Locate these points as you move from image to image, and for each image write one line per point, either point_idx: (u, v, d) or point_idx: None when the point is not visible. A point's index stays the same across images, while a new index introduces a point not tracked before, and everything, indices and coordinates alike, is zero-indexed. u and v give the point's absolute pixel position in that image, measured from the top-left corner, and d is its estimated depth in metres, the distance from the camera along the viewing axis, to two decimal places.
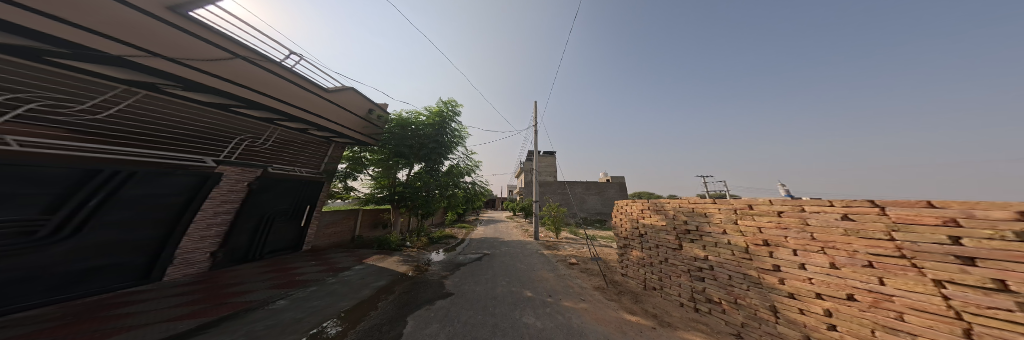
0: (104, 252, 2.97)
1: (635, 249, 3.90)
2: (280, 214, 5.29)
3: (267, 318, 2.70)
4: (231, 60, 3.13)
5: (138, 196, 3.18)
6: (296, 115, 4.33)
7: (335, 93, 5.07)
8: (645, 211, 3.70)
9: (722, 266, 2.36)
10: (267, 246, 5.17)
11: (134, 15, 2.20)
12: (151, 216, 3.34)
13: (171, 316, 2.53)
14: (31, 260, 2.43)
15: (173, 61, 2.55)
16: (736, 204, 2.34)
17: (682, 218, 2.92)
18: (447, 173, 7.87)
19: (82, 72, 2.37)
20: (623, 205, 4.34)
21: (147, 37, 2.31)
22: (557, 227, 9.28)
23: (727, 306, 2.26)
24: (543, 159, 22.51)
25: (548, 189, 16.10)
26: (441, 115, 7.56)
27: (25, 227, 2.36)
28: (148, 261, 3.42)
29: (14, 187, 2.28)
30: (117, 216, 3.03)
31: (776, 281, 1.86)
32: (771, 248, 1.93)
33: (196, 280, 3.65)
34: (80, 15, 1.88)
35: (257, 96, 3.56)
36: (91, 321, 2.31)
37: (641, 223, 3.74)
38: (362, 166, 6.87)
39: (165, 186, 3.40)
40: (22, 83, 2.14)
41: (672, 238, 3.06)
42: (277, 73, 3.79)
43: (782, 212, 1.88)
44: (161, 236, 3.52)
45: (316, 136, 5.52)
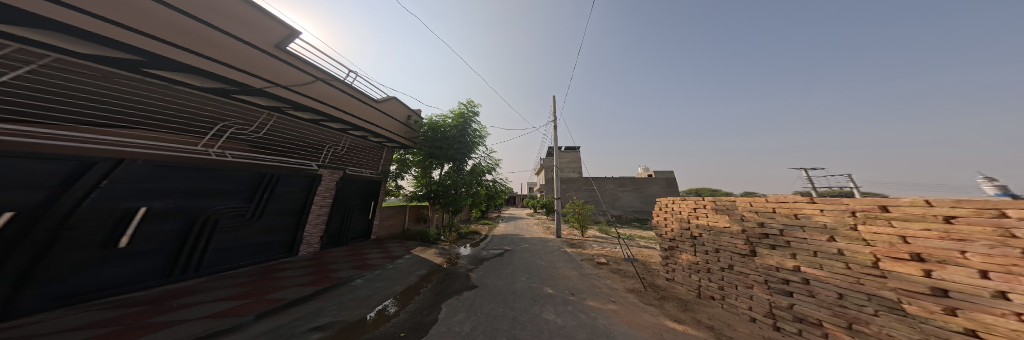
0: (268, 231, 4.31)
1: (684, 252, 3.59)
2: (356, 207, 6.39)
3: (350, 292, 3.37)
4: (316, 83, 3.89)
5: (282, 192, 4.48)
6: (359, 125, 5.16)
7: (383, 104, 5.85)
8: (699, 209, 3.39)
9: (823, 280, 1.88)
10: (351, 233, 6.29)
11: (259, 55, 2.98)
12: (287, 206, 4.62)
13: (302, 282, 3.43)
14: (234, 234, 3.78)
15: (285, 88, 3.38)
16: (853, 205, 1.75)
17: (755, 220, 2.55)
18: (470, 172, 8.39)
19: (244, 102, 3.50)
20: (669, 203, 4.01)
21: (267, 71, 3.12)
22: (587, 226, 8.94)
23: (832, 332, 1.79)
24: (566, 155, 21.86)
25: (572, 186, 15.57)
26: (463, 116, 8.06)
27: (236, 212, 3.77)
28: (293, 240, 4.78)
29: (224, 184, 3.61)
30: (274, 206, 4.37)
31: (939, 314, 1.19)
32: (929, 265, 1.26)
33: (311, 257, 4.79)
34: (228, 57, 2.69)
35: (333, 110, 4.37)
36: (264, 279, 3.33)
37: (693, 224, 3.42)
38: (406, 167, 7.78)
39: (293, 184, 4.66)
40: (215, 113, 3.40)
41: (741, 243, 2.69)
42: (345, 90, 4.55)
43: (951, 218, 1.18)
44: (298, 223, 4.85)
45: (373, 142, 6.50)
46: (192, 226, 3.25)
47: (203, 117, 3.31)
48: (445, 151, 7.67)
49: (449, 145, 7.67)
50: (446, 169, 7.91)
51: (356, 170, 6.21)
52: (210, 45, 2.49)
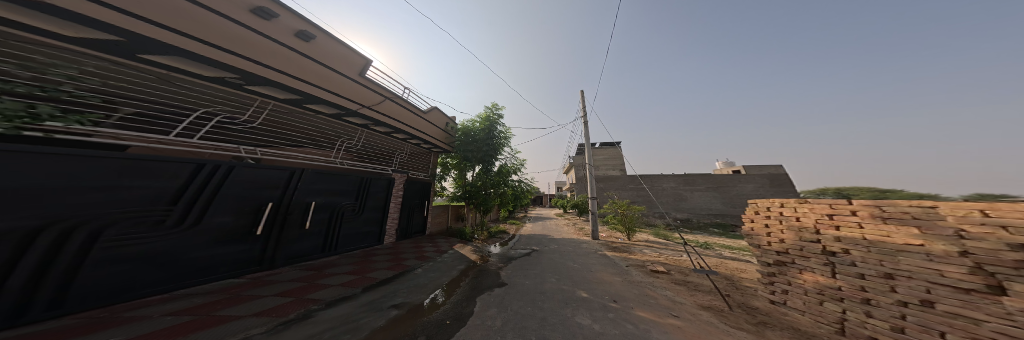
0: (367, 223, 5.46)
1: (809, 272, 2.49)
2: (416, 206, 7.36)
3: (415, 279, 3.97)
4: (386, 103, 4.71)
5: (374, 192, 5.59)
6: (415, 134, 6.00)
7: (429, 114, 6.67)
8: (843, 216, 2.25)
9: None
10: (413, 228, 7.31)
11: (353, 85, 3.80)
12: (378, 203, 5.73)
13: (387, 267, 4.24)
14: (352, 225, 4.99)
15: (369, 108, 4.23)
16: None
17: (979, 232, 1.37)
18: (498, 173, 8.70)
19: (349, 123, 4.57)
20: (778, 206, 2.99)
21: (359, 97, 3.96)
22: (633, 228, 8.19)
23: None
24: (599, 152, 20.50)
25: (607, 185, 14.45)
26: (489, 119, 8.39)
27: (352, 208, 4.94)
28: (381, 231, 5.92)
29: (347, 188, 4.78)
30: (370, 203, 5.49)
31: None
32: None
33: (390, 247, 5.82)
34: (337, 88, 3.54)
35: (397, 123, 5.20)
36: (366, 262, 4.29)
37: (831, 235, 2.30)
38: (447, 170, 8.57)
39: (380, 187, 5.75)
40: (332, 131, 4.57)
41: (953, 269, 1.46)
42: (404, 106, 5.34)
43: None
44: (384, 217, 5.96)
45: (423, 148, 7.40)
46: (332, 216, 4.49)
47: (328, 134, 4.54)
48: (475, 153, 8.09)
49: (478, 147, 8.04)
50: (477, 171, 8.34)
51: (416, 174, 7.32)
52: (325, 81, 3.33)
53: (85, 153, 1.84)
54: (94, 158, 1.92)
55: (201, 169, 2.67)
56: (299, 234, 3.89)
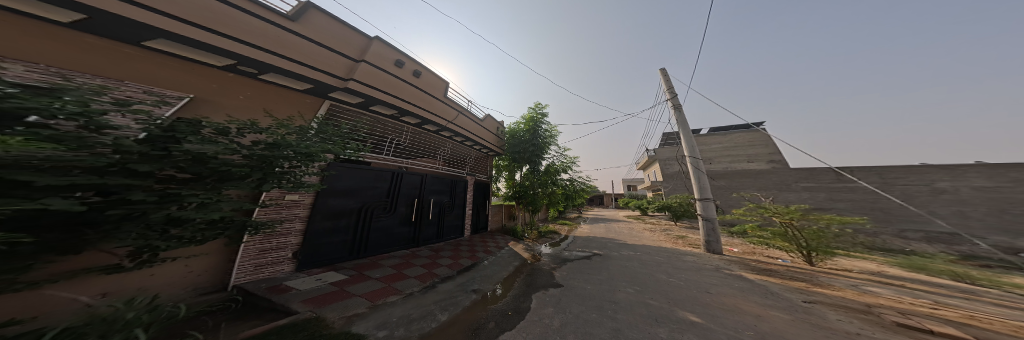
0: (457, 218, 6.94)
1: None
2: (479, 206, 8.34)
3: (486, 268, 4.74)
4: (460, 118, 5.71)
5: (461, 193, 7.05)
6: (478, 140, 6.95)
7: (485, 121, 7.58)
8: None
9: None
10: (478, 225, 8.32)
11: (439, 105, 4.83)
12: (462, 202, 7.17)
13: (470, 257, 5.44)
14: (449, 218, 6.51)
15: (448, 122, 5.29)
16: None
17: None
18: (545, 172, 8.57)
19: (442, 137, 5.89)
20: None
21: (441, 111, 4.97)
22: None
23: None
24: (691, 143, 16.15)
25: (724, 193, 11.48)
26: (534, 119, 8.41)
27: (449, 205, 6.44)
28: (463, 225, 7.32)
29: (447, 189, 6.36)
30: (459, 202, 6.98)
31: None
32: None
33: (468, 239, 7.12)
34: (430, 107, 4.60)
35: (466, 132, 6.18)
36: (458, 252, 5.68)
37: None
38: (497, 172, 9.18)
39: (464, 189, 7.21)
40: (440, 147, 6.07)
41: None
42: (470, 118, 6.30)
43: None
44: (464, 215, 7.27)
45: (484, 153, 8.34)
46: (440, 211, 6.12)
47: (439, 150, 6.10)
48: (521, 153, 8.34)
49: (523, 148, 8.20)
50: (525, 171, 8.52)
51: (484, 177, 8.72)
52: (421, 100, 4.34)
53: (362, 167, 4.02)
54: (365, 170, 4.09)
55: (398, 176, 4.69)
56: (428, 222, 5.61)
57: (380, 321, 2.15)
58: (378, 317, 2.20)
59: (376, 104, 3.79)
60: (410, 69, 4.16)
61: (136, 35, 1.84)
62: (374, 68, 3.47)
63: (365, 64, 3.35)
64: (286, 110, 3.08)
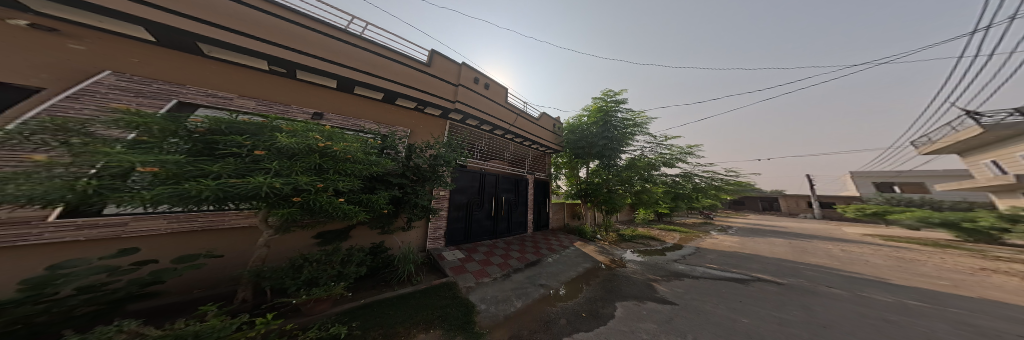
0: (523, 214, 7.90)
1: None
2: (540, 204, 9.05)
3: (552, 265, 5.30)
4: (519, 120, 6.92)
5: (524, 192, 7.95)
6: (537, 139, 7.91)
7: (541, 120, 8.38)
8: None
9: None
10: (540, 222, 8.95)
11: (505, 112, 6.32)
12: (526, 200, 8.04)
13: (538, 253, 6.19)
14: (516, 214, 7.55)
15: (513, 125, 6.66)
16: None
17: None
18: (626, 167, 7.82)
19: (508, 140, 7.18)
20: None
21: (505, 116, 6.33)
22: None
23: None
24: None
25: None
26: (601, 110, 8.03)
27: (514, 201, 7.44)
28: (526, 221, 8.10)
29: (515, 190, 7.45)
30: (524, 200, 7.90)
31: None
32: None
33: (532, 235, 7.97)
34: (500, 114, 6.12)
35: (527, 134, 7.34)
36: (531, 248, 6.56)
37: None
38: (558, 169, 9.41)
39: (526, 187, 8.05)
40: (507, 151, 7.29)
41: None
42: (528, 119, 7.46)
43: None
44: (525, 211, 8.05)
45: (541, 151, 8.97)
46: (511, 207, 7.24)
47: (509, 155, 7.41)
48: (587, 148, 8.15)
49: (589, 141, 7.94)
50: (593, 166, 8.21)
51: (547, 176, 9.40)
52: (495, 110, 5.90)
53: (465, 170, 5.72)
54: (467, 171, 5.79)
55: (483, 177, 6.24)
56: (502, 217, 6.90)
57: (482, 295, 3.53)
58: (479, 294, 3.55)
59: (470, 118, 5.42)
60: (484, 84, 5.72)
61: (394, 98, 4.26)
62: (468, 89, 5.20)
63: (462, 88, 5.09)
64: (439, 126, 5.10)
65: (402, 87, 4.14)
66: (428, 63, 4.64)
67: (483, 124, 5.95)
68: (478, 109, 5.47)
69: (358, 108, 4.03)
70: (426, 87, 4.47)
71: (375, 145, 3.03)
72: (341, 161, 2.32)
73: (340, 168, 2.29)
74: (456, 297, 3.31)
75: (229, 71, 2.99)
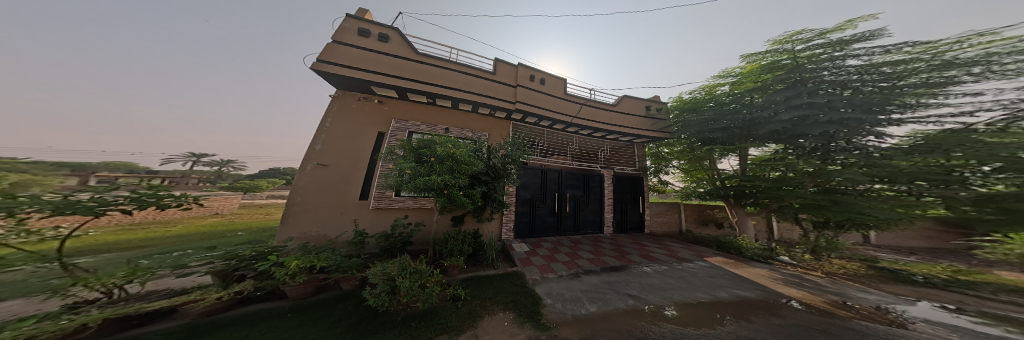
0: (597, 213, 8.36)
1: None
2: (627, 202, 9.00)
3: (652, 279, 4.80)
4: (584, 107, 7.54)
5: (597, 189, 8.34)
6: (615, 128, 7.93)
7: (618, 104, 8.16)
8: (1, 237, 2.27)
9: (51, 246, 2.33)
10: (627, 223, 8.96)
11: (567, 103, 7.35)
12: (597, 197, 8.32)
13: (627, 263, 5.82)
14: (586, 210, 8.16)
15: (579, 116, 7.32)
16: None
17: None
18: (923, 144, 4.48)
19: (579, 134, 8.22)
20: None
21: (564, 107, 7.21)
22: (268, 315, 2.70)
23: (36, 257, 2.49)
24: None
25: None
26: (768, 67, 6.36)
27: (579, 198, 8.01)
28: (600, 218, 8.45)
29: (578, 190, 8.00)
30: (595, 196, 8.27)
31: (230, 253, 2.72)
32: None
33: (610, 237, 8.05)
34: (560, 106, 7.29)
35: (602, 124, 7.68)
36: (622, 257, 6.25)
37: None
38: (664, 160, 8.58)
39: (599, 183, 8.36)
40: (583, 148, 8.38)
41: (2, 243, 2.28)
42: (597, 104, 7.83)
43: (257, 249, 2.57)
44: (600, 208, 8.41)
45: (623, 141, 9.10)
46: (575, 204, 7.95)
47: (584, 152, 8.44)
48: (757, 124, 6.33)
49: (757, 116, 6.11)
50: (775, 150, 6.12)
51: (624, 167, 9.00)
52: (546, 100, 6.97)
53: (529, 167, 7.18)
54: (528, 168, 7.16)
55: (543, 174, 7.42)
56: (566, 214, 7.80)
57: (550, 290, 4.40)
58: (546, 288, 4.47)
59: (530, 114, 6.64)
60: (539, 79, 7.13)
61: (477, 108, 6.46)
62: (529, 90, 6.73)
63: (522, 88, 6.69)
64: (500, 128, 6.95)
65: (480, 97, 6.01)
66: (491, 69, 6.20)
67: (541, 121, 7.31)
68: (537, 107, 6.62)
69: (456, 117, 6.53)
70: (488, 91, 6.10)
71: (472, 150, 5.33)
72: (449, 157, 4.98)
73: (458, 167, 4.91)
74: (524, 289, 4.42)
75: (413, 108, 6.38)
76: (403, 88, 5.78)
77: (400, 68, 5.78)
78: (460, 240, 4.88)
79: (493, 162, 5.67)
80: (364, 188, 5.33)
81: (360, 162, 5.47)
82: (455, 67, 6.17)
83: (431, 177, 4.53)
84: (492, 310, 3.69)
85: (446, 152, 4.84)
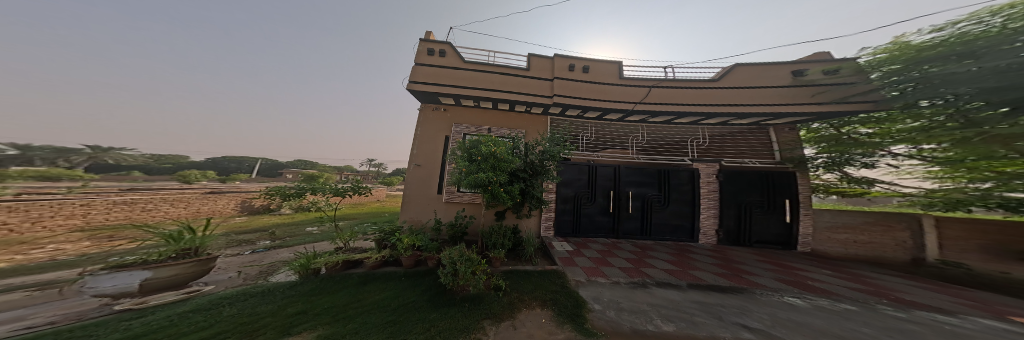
0: (684, 216, 6.20)
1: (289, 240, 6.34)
2: (755, 205, 5.83)
3: (792, 311, 2.86)
4: (657, 89, 5.71)
5: (681, 186, 6.18)
6: (721, 108, 5.45)
7: (724, 77, 5.59)
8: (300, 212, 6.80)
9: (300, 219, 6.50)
10: (753, 234, 5.89)
11: (631, 89, 5.82)
12: (684, 196, 6.15)
13: (743, 286, 3.89)
14: (665, 211, 6.26)
15: (646, 103, 5.70)
16: None
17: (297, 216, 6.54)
18: None
19: (657, 124, 6.62)
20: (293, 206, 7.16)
21: (624, 93, 5.73)
22: (395, 275, 4.85)
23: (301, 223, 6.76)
24: None
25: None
26: None
27: (654, 198, 6.24)
28: (691, 224, 6.19)
29: (648, 189, 6.29)
30: (678, 195, 6.16)
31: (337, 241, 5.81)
32: None
33: (708, 249, 5.74)
34: (617, 92, 5.77)
35: (698, 108, 5.54)
36: (735, 278, 4.24)
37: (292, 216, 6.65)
38: (850, 146, 5.00)
39: (686, 178, 6.18)
40: (660, 141, 6.88)
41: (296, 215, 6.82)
42: (685, 84, 5.70)
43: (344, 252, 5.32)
44: (691, 211, 6.16)
45: (744, 124, 6.28)
46: (646, 204, 6.27)
47: (662, 146, 6.88)
48: None
49: None
50: None
51: (729, 160, 6.16)
52: (598, 90, 5.85)
53: (577, 164, 6.33)
54: (575, 165, 6.33)
55: (594, 169, 6.36)
56: (628, 215, 6.39)
57: (597, 294, 3.88)
58: (592, 292, 3.95)
59: (570, 108, 5.90)
60: (582, 68, 6.05)
61: (515, 107, 6.29)
62: (576, 82, 5.87)
63: (557, 79, 5.85)
64: (540, 124, 6.48)
65: (516, 96, 5.82)
66: (529, 68, 6.00)
67: (589, 112, 6.16)
68: (580, 98, 5.74)
69: (498, 118, 6.60)
70: (524, 89, 5.85)
71: (510, 147, 5.28)
72: (488, 156, 4.95)
73: (501, 164, 4.93)
74: (565, 289, 4.17)
75: (467, 112, 6.76)
76: (442, 89, 5.92)
77: (441, 76, 6.01)
78: (502, 234, 5.54)
79: (530, 159, 5.52)
80: (440, 184, 6.63)
81: (434, 163, 6.69)
82: (484, 68, 6.17)
83: (478, 174, 4.64)
84: (531, 305, 3.86)
85: (489, 151, 4.85)
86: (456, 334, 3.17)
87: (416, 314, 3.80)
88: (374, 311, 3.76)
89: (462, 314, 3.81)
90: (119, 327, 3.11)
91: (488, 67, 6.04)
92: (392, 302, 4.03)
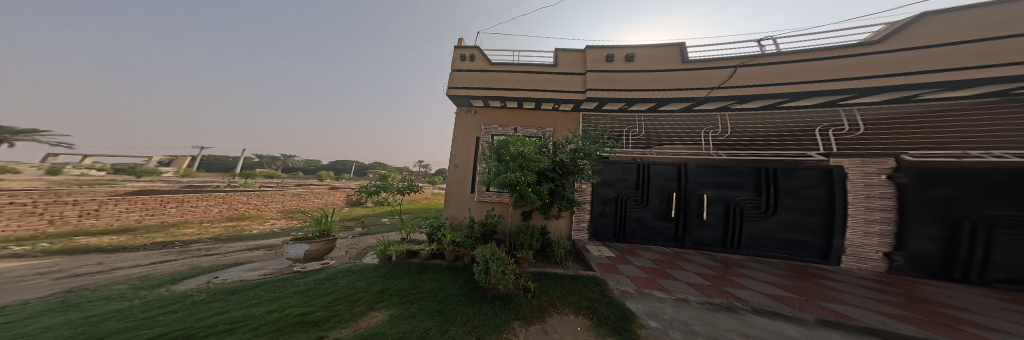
0: (804, 230, 4.24)
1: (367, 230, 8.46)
2: (1002, 222, 3.21)
3: None
4: (740, 70, 4.04)
5: (798, 189, 4.24)
6: (884, 81, 3.27)
7: (886, 34, 3.29)
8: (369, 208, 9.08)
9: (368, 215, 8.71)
10: (993, 267, 3.28)
11: (700, 71, 4.29)
12: (805, 204, 4.20)
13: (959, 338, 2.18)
14: (767, 222, 4.45)
15: (723, 87, 4.11)
16: None
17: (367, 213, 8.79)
18: None
19: (751, 108, 4.65)
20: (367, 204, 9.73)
21: (689, 80, 4.35)
22: (441, 268, 5.55)
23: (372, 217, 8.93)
24: None
25: None
26: None
27: (752, 204, 4.48)
28: (823, 241, 4.16)
29: (737, 192, 4.60)
30: (790, 201, 4.27)
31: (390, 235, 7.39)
32: None
33: (860, 276, 3.64)
34: (676, 80, 4.43)
35: (821, 87, 3.58)
36: (937, 326, 2.43)
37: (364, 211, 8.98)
38: None
39: (810, 179, 4.18)
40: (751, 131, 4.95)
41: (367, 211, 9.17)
42: (796, 56, 3.75)
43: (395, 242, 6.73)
44: (823, 223, 4.14)
45: (962, 97, 3.54)
46: (731, 210, 4.62)
47: (755, 136, 4.92)
48: None
49: None
50: None
51: (919, 152, 3.63)
52: (651, 79, 4.58)
53: (623, 162, 5.20)
54: (622, 164, 5.25)
55: (648, 167, 5.11)
56: (700, 223, 4.86)
57: (646, 309, 2.98)
58: (640, 306, 3.07)
59: (609, 102, 4.96)
60: (624, 56, 4.81)
61: (545, 104, 5.67)
62: (614, 74, 4.76)
63: (590, 73, 4.87)
64: (570, 123, 5.71)
65: (546, 93, 5.20)
66: (557, 63, 5.25)
67: (638, 104, 4.95)
68: (620, 90, 4.71)
69: (526, 118, 6.14)
70: (552, 87, 5.18)
71: (538, 145, 4.67)
72: (518, 157, 4.41)
73: (530, 165, 4.37)
74: (605, 298, 3.45)
75: (498, 113, 6.48)
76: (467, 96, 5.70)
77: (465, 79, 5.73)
78: (530, 235, 5.43)
79: (561, 158, 4.82)
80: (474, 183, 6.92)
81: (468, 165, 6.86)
82: (509, 70, 5.76)
83: (508, 175, 4.21)
84: (563, 311, 3.32)
85: (516, 151, 4.29)
86: (488, 332, 2.87)
87: (457, 305, 4.01)
88: (425, 298, 4.34)
89: (495, 312, 3.52)
90: (294, 283, 5.01)
91: (512, 65, 5.52)
92: (440, 290, 4.66)
